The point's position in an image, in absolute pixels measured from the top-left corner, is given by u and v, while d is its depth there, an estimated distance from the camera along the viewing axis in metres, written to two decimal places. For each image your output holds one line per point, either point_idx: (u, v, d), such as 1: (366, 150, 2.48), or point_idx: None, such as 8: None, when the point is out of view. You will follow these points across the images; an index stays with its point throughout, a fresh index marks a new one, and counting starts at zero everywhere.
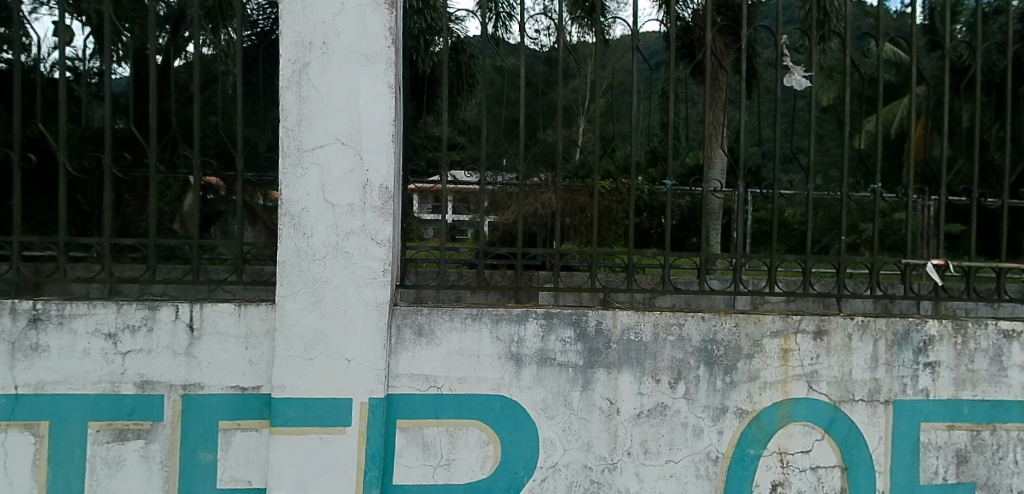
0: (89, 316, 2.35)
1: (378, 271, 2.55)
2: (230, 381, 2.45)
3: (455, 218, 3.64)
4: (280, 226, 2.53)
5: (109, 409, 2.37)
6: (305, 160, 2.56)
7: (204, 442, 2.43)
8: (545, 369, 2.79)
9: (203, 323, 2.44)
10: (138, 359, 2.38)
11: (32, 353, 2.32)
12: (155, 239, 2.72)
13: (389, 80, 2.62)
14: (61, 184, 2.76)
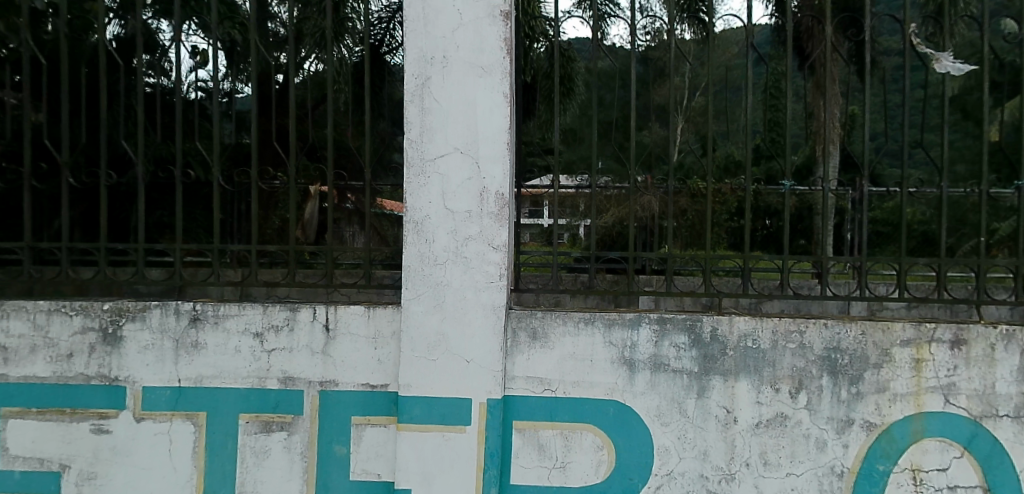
0: (239, 316, 2.55)
1: (495, 275, 2.62)
2: (361, 378, 2.59)
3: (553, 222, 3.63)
4: (405, 232, 2.66)
5: (257, 402, 2.56)
6: (427, 170, 2.68)
7: (338, 435, 2.58)
8: (659, 375, 2.76)
9: (337, 324, 2.59)
10: (281, 357, 2.57)
11: (193, 350, 2.54)
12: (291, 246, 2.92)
13: (504, 90, 2.69)
14: (216, 196, 3.03)
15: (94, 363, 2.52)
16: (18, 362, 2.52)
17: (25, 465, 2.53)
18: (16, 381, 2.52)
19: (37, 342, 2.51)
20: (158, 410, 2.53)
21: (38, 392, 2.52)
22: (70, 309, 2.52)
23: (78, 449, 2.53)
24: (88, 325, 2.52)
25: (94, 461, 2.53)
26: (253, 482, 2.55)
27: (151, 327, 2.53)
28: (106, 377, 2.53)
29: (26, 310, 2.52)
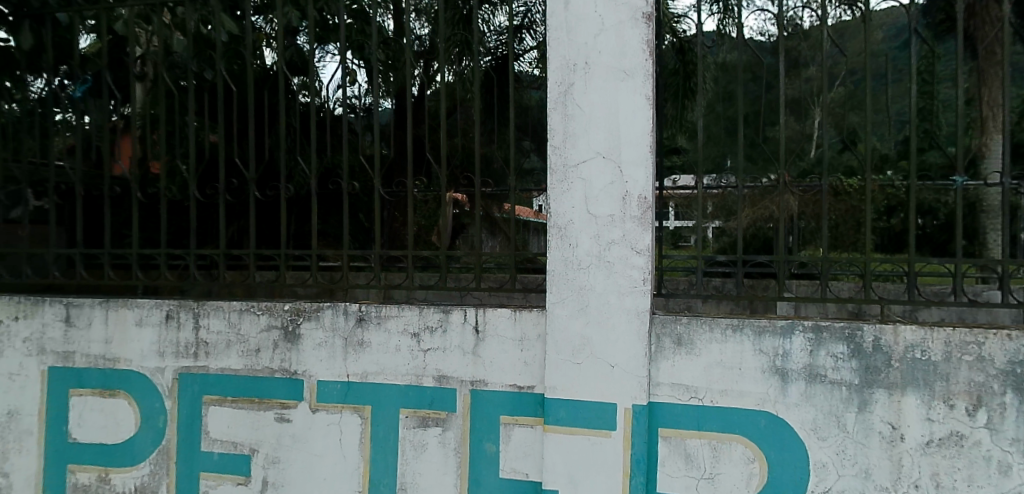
0: (399, 317, 2.64)
1: (639, 280, 2.57)
2: (509, 379, 2.62)
3: (678, 224, 3.47)
4: (549, 237, 2.69)
5: (415, 398, 2.64)
6: (570, 176, 2.70)
7: (488, 433, 2.61)
8: (815, 386, 2.56)
9: (486, 326, 2.64)
10: (436, 356, 2.64)
11: (359, 348, 2.65)
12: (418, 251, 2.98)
13: (647, 92, 2.65)
14: (376, 203, 3.22)
15: (278, 358, 2.68)
16: (216, 355, 2.70)
17: (222, 447, 2.69)
18: (216, 372, 2.70)
19: (231, 338, 2.69)
20: (330, 402, 2.65)
21: (231, 383, 2.69)
22: (258, 309, 2.68)
23: (265, 435, 2.67)
24: (272, 323, 2.67)
25: (278, 446, 2.67)
26: (413, 474, 2.62)
27: (324, 327, 2.65)
28: (287, 371, 2.67)
29: (222, 309, 2.70)
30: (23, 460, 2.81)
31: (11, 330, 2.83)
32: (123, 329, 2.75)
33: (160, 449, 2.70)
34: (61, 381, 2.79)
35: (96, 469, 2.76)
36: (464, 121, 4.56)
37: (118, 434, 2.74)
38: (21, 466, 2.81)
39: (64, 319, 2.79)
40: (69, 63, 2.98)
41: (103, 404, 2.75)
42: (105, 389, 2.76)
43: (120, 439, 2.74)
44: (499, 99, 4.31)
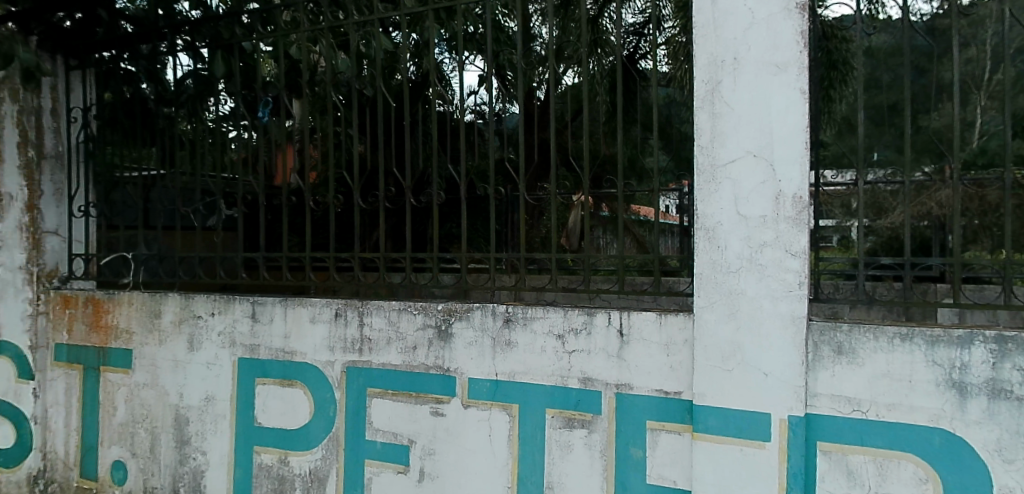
0: (544, 319, 2.61)
1: (794, 283, 2.28)
2: (655, 384, 2.47)
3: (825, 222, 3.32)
4: (696, 240, 2.48)
5: (561, 399, 2.58)
6: (719, 176, 2.45)
7: (634, 437, 2.49)
8: (1000, 403, 2.08)
9: (631, 329, 2.51)
10: (581, 358, 2.56)
11: (505, 348, 2.65)
12: (559, 253, 2.98)
13: (803, 86, 2.33)
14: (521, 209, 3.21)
15: (433, 355, 2.77)
16: (378, 351, 2.85)
17: (384, 437, 2.83)
18: (378, 367, 2.85)
19: (391, 335, 2.83)
20: (480, 399, 2.68)
21: (391, 377, 2.83)
22: (415, 308, 2.80)
23: (422, 427, 2.77)
24: (427, 322, 2.78)
25: (433, 439, 2.75)
26: (558, 474, 2.57)
27: (474, 326, 2.70)
28: (441, 367, 2.76)
29: (383, 308, 2.85)
30: (218, 440, 3.16)
31: (209, 324, 3.19)
32: (299, 325, 3.00)
33: (331, 437, 2.92)
34: (249, 370, 3.10)
35: (276, 451, 3.03)
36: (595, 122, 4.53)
37: (294, 421, 2.99)
38: (217, 445, 3.16)
39: (252, 316, 3.10)
40: (254, 89, 3.32)
41: (283, 393, 3.03)
42: (284, 378, 3.02)
43: (297, 426, 2.99)
44: (623, 98, 4.27)
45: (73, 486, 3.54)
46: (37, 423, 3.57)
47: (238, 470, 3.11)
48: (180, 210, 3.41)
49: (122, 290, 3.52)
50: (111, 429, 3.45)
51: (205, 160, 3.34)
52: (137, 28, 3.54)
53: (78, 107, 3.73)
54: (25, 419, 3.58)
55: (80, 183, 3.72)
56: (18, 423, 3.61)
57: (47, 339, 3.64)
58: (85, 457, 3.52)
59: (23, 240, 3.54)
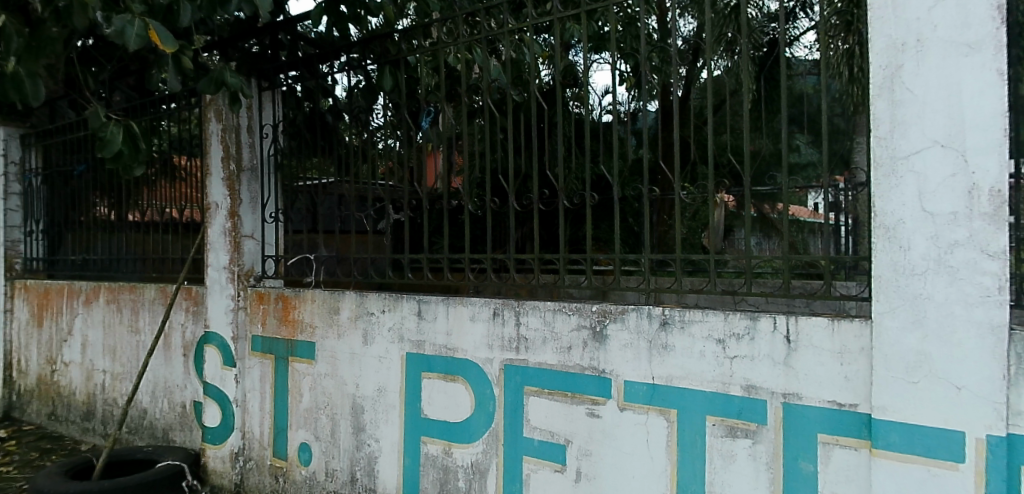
0: (703, 323, 2.51)
1: (993, 288, 1.95)
2: (827, 395, 2.27)
3: None
4: (874, 240, 2.20)
5: (722, 406, 2.46)
6: (900, 169, 2.15)
7: (804, 450, 2.31)
8: None
9: (800, 335, 2.34)
10: (743, 365, 2.43)
11: (662, 351, 2.59)
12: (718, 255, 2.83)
13: (1003, 66, 1.97)
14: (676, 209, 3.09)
15: (587, 356, 2.77)
16: (534, 350, 2.91)
17: (541, 435, 2.87)
18: (534, 366, 2.91)
19: (547, 335, 2.88)
20: (636, 402, 2.63)
21: (548, 377, 2.87)
22: (569, 309, 2.82)
23: (578, 427, 2.78)
24: (582, 323, 2.79)
25: (590, 439, 2.75)
26: (721, 485, 2.45)
27: (629, 328, 2.67)
28: (596, 369, 2.75)
29: (539, 308, 2.91)
30: (389, 428, 3.38)
31: (381, 320, 3.43)
32: (460, 323, 3.14)
33: (491, 431, 3.02)
34: (416, 364, 3.29)
35: (441, 442, 3.19)
36: (746, 117, 4.30)
37: (457, 414, 3.13)
38: (388, 434, 3.39)
39: (418, 313, 3.29)
40: (418, 100, 3.53)
41: (446, 388, 3.18)
42: (448, 373, 3.18)
43: (460, 419, 3.12)
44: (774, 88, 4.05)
45: (267, 464, 3.93)
46: (238, 405, 4.06)
47: (407, 458, 3.31)
48: (354, 215, 3.69)
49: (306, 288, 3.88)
50: (297, 414, 3.80)
51: (371, 167, 3.66)
52: (316, 49, 3.90)
53: (269, 125, 4.15)
54: (229, 401, 4.10)
55: (270, 192, 4.13)
56: (224, 405, 4.14)
57: (245, 331, 4.06)
58: (276, 438, 3.89)
59: (228, 243, 4.08)
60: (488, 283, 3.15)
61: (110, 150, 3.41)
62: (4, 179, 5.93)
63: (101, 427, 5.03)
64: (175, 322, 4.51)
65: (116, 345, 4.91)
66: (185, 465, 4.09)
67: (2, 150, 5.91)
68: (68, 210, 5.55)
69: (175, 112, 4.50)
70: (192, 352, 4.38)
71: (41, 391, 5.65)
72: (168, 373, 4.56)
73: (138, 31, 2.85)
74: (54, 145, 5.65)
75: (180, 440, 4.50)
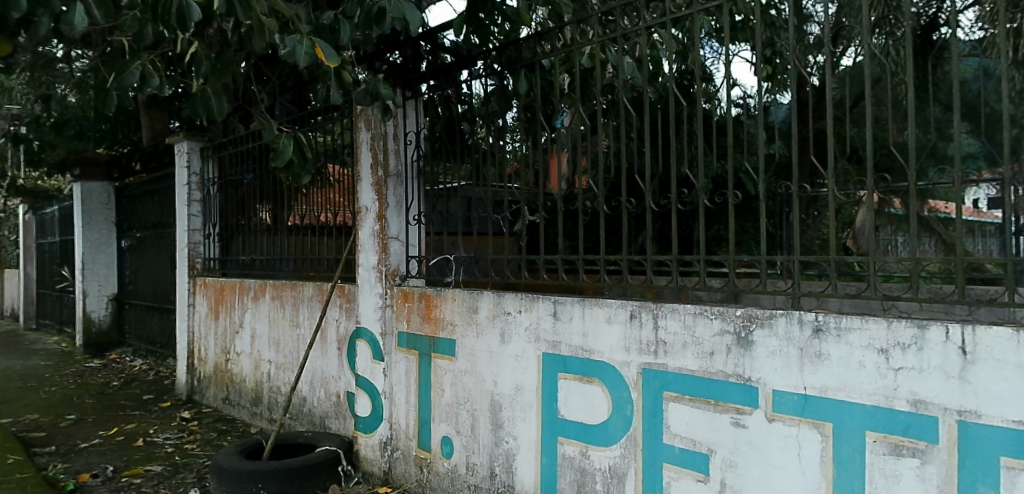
0: (862, 331, 2.31)
1: None
2: (1013, 414, 1.97)
3: None
4: None
5: (885, 421, 2.24)
6: None
7: (984, 475, 2.03)
8: None
9: (978, 346, 2.06)
10: (910, 377, 2.19)
11: (815, 360, 2.42)
12: (881, 258, 2.55)
13: None
14: (830, 209, 2.70)
15: (731, 363, 2.66)
16: (674, 355, 2.83)
17: (682, 442, 2.79)
18: (674, 370, 2.83)
19: (687, 339, 2.79)
20: (786, 413, 2.49)
21: (689, 383, 2.78)
22: (711, 313, 2.72)
23: (722, 437, 2.67)
24: (725, 328, 2.68)
25: (734, 450, 2.63)
26: None
27: (778, 335, 2.52)
28: (741, 376, 2.63)
29: (678, 311, 2.83)
30: (527, 427, 3.44)
31: (517, 320, 3.50)
32: (596, 325, 3.13)
33: (630, 436, 2.98)
34: (552, 364, 3.32)
35: (578, 444, 3.19)
36: (909, 104, 3.92)
37: (595, 416, 3.12)
38: (526, 432, 3.45)
39: (554, 315, 3.32)
40: (552, 102, 3.55)
41: (582, 389, 3.18)
42: (584, 375, 3.17)
43: (597, 422, 3.11)
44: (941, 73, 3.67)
45: (412, 454, 4.13)
46: (387, 397, 4.30)
47: (545, 457, 3.35)
48: (492, 217, 3.79)
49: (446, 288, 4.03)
50: (440, 408, 3.96)
51: (508, 170, 3.74)
52: (455, 58, 4.07)
53: (412, 131, 4.34)
54: (378, 393, 4.35)
55: (414, 195, 4.33)
56: (374, 397, 4.40)
57: (392, 327, 4.30)
58: (421, 430, 4.08)
59: (376, 244, 4.34)
60: (626, 285, 3.11)
61: (283, 159, 3.72)
62: (187, 188, 6.68)
63: (267, 412, 5.51)
64: (331, 317, 4.85)
65: (280, 338, 5.36)
66: (340, 451, 4.40)
67: (186, 162, 6.66)
68: (239, 215, 6.16)
69: (329, 123, 4.85)
70: (345, 346, 4.69)
71: (217, 378, 6.31)
72: (324, 365, 4.92)
73: (307, 50, 3.11)
74: (227, 156, 6.28)
75: (335, 427, 4.84)
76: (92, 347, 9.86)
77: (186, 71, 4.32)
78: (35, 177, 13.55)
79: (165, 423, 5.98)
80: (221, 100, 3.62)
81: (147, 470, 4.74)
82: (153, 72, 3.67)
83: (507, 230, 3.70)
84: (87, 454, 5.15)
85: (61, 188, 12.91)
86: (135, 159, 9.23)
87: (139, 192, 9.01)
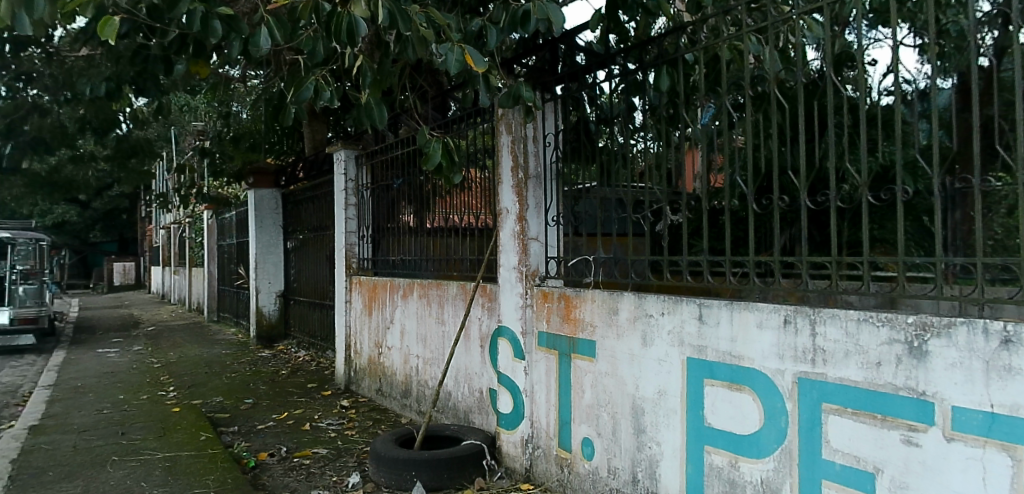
0: None
1: None
2: None
3: None
4: None
5: None
6: None
7: None
8: None
9: None
10: None
11: (1004, 375, 2.11)
12: None
13: None
14: None
15: (902, 375, 2.41)
16: (834, 364, 2.64)
17: (844, 459, 2.60)
18: (834, 381, 2.64)
19: (849, 348, 2.58)
20: (969, 433, 2.20)
21: (851, 396, 2.58)
22: (877, 320, 2.49)
23: (891, 455, 2.45)
24: (894, 337, 2.44)
25: (906, 470, 2.40)
26: None
27: (958, 346, 2.24)
28: (913, 390, 2.38)
29: (839, 318, 2.62)
30: (670, 433, 3.36)
31: (660, 323, 3.43)
32: (746, 330, 2.99)
33: (784, 449, 2.82)
34: (697, 370, 3.22)
35: (727, 454, 3.07)
36: None
37: (745, 426, 2.99)
38: (670, 438, 3.37)
39: (699, 319, 3.22)
40: (695, 98, 3.42)
41: (731, 397, 3.06)
42: (732, 382, 3.05)
43: (748, 432, 2.98)
44: None
45: (553, 453, 4.18)
46: (528, 395, 4.39)
47: (690, 465, 3.25)
48: (631, 217, 3.73)
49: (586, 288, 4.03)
50: (580, 409, 3.97)
51: (649, 168, 3.66)
52: (587, 59, 4.09)
53: (551, 133, 4.38)
54: (520, 391, 4.46)
55: (553, 196, 4.37)
56: (516, 395, 4.51)
57: (532, 327, 4.38)
58: (561, 430, 4.12)
59: (517, 245, 4.44)
60: (778, 288, 2.93)
61: (434, 162, 3.92)
62: (344, 193, 7.21)
63: (416, 405, 5.81)
64: (474, 315, 5.02)
65: (427, 334, 5.63)
66: (484, 445, 4.57)
67: (343, 169, 7.20)
68: (389, 217, 6.55)
69: (473, 127, 5.02)
70: (487, 344, 4.84)
71: (370, 370, 6.74)
72: (468, 361, 5.10)
73: (457, 57, 3.26)
74: (378, 162, 6.69)
75: (478, 422, 4.99)
76: (263, 338, 10.91)
77: (347, 84, 4.66)
78: (219, 186, 15.25)
79: (327, 410, 6.48)
80: (382, 109, 3.81)
81: (314, 452, 5.17)
82: (323, 86, 4.01)
83: (649, 231, 3.61)
84: (263, 435, 5.72)
85: (240, 195, 14.40)
86: (298, 167, 10.09)
87: (302, 198, 9.83)
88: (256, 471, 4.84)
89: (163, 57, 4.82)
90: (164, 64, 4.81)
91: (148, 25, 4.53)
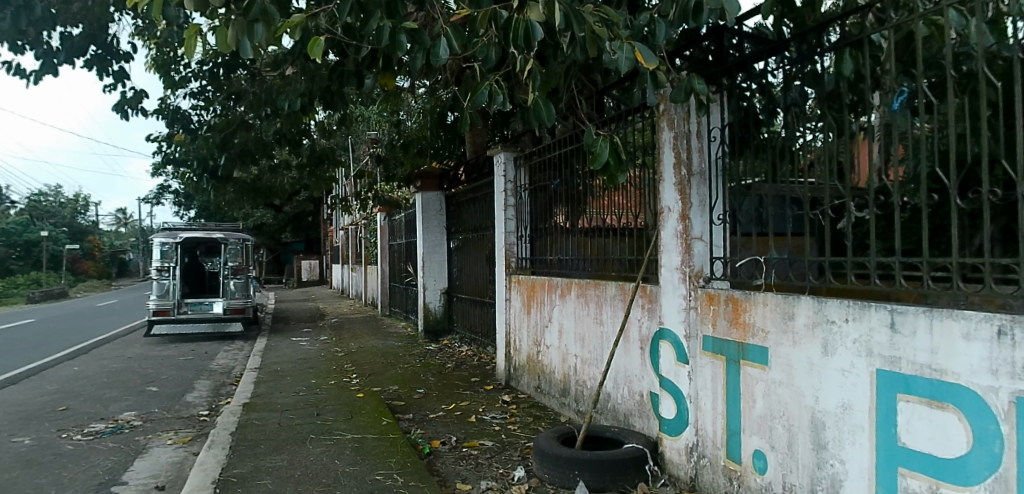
0: None
1: None
2: None
3: None
4: None
5: None
6: None
7: None
8: None
9: None
10: None
11: None
12: None
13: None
14: None
15: None
16: None
17: None
18: None
19: None
20: None
21: None
22: None
23: None
24: None
25: None
26: None
27: None
28: None
29: None
30: (857, 452, 3.10)
31: (844, 331, 3.16)
32: (950, 342, 2.66)
33: (999, 477, 2.49)
34: (889, 384, 2.92)
35: (927, 479, 2.77)
36: None
37: (951, 450, 2.68)
38: (857, 457, 3.10)
39: (891, 327, 2.92)
40: (884, 82, 3.11)
41: (932, 416, 2.75)
42: (933, 399, 2.73)
43: (953, 456, 2.66)
44: None
45: (721, 464, 4.01)
46: (692, 402, 4.25)
47: (882, 488, 2.98)
48: (808, 216, 3.48)
49: (756, 291, 3.82)
50: (751, 419, 3.78)
51: (828, 162, 3.39)
52: (756, 47, 3.88)
53: (717, 127, 4.18)
54: (684, 397, 4.33)
55: (718, 194, 4.18)
56: (679, 400, 4.39)
57: (697, 330, 4.23)
58: (729, 440, 3.94)
59: (680, 245, 4.32)
60: (988, 294, 2.58)
61: (600, 162, 3.93)
62: (504, 194, 7.43)
63: (575, 404, 5.86)
64: (634, 317, 4.95)
65: (586, 333, 5.64)
66: (647, 450, 4.50)
67: (502, 171, 7.43)
68: (546, 217, 6.64)
69: (633, 124, 4.95)
70: (648, 346, 4.76)
71: (529, 367, 6.90)
72: (628, 363, 5.04)
73: (627, 56, 3.27)
74: (536, 163, 6.81)
75: (639, 425, 4.92)
76: (430, 332, 11.53)
77: (515, 87, 4.82)
78: (391, 190, 16.36)
79: (491, 404, 6.72)
80: (548, 111, 3.87)
81: (481, 444, 5.38)
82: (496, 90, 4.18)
83: (829, 230, 3.34)
84: (435, 423, 6.05)
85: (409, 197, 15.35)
86: (461, 170, 10.55)
87: (464, 199, 10.27)
88: (430, 457, 5.14)
89: (354, 72, 5.28)
90: (356, 78, 5.26)
91: (342, 44, 4.98)
